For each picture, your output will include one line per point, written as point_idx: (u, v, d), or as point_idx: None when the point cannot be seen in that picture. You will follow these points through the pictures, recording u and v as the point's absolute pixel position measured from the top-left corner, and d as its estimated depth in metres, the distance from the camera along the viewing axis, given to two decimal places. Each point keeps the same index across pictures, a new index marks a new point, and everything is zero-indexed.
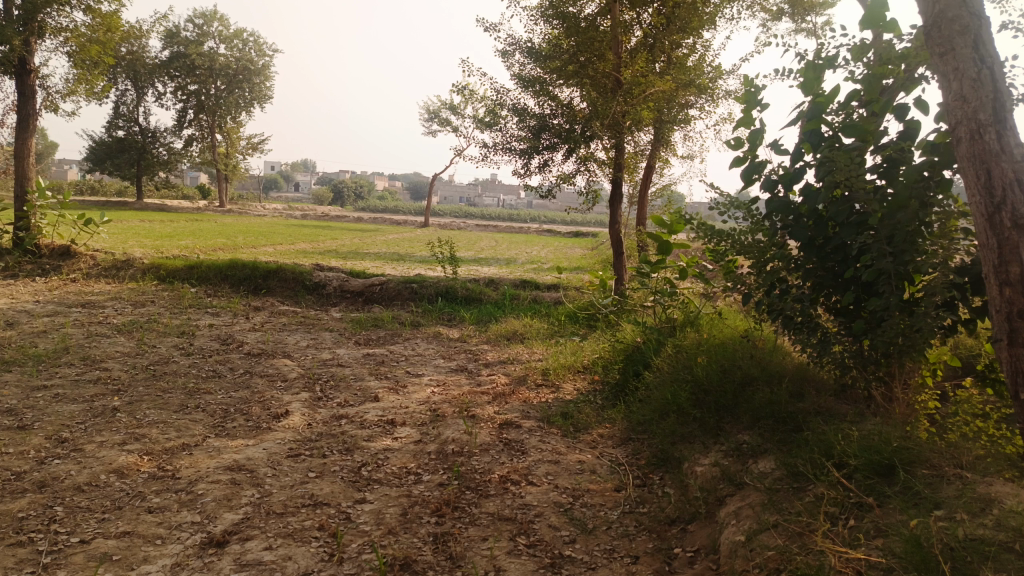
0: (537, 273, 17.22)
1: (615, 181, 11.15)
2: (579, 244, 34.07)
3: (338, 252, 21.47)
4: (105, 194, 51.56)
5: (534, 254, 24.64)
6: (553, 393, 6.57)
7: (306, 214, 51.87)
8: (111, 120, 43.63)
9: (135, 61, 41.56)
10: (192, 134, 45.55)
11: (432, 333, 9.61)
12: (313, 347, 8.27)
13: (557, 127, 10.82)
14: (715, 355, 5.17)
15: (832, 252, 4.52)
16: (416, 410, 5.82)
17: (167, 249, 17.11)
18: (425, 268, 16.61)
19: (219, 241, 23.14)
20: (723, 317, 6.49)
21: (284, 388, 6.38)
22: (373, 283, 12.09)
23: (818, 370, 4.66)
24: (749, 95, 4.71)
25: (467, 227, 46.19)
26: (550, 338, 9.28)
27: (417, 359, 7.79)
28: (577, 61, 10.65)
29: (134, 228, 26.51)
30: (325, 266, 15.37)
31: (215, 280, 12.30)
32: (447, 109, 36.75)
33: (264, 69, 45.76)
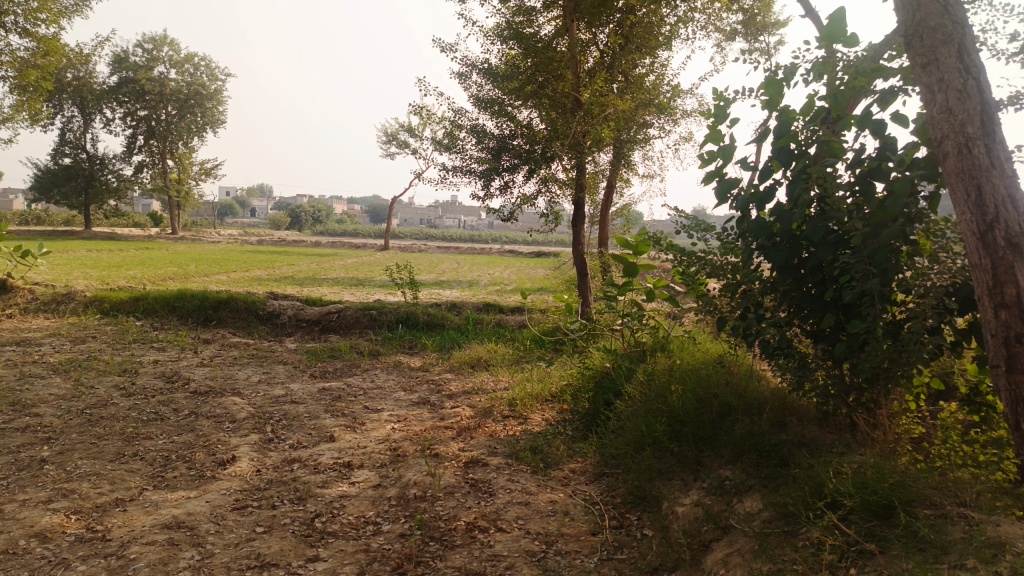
0: (499, 295, 16.94)
1: (576, 202, 10.97)
2: (541, 265, 33.98)
3: (295, 279, 20.94)
4: (51, 223, 49.89)
5: (496, 276, 24.37)
6: (520, 425, 6.26)
7: (262, 239, 50.90)
8: (56, 148, 42.32)
9: (82, 87, 40.48)
10: (142, 160, 44.43)
11: (392, 363, 9.22)
12: (265, 382, 7.82)
13: (516, 149, 10.60)
14: (689, 383, 4.94)
15: (809, 273, 4.33)
16: (375, 450, 5.45)
17: (114, 280, 16.39)
18: (385, 293, 16.20)
19: (170, 269, 22.39)
20: (693, 340, 6.28)
21: (233, 429, 5.95)
22: (330, 311, 11.66)
23: (798, 397, 4.45)
24: (717, 110, 4.53)
25: (428, 250, 45.82)
26: (515, 364, 8.98)
27: (376, 393, 7.41)
28: (535, 82, 10.48)
29: (81, 258, 25.56)
30: (280, 294, 14.86)
31: (163, 312, 11.73)
32: (404, 132, 36.48)
33: (216, 93, 44.97)
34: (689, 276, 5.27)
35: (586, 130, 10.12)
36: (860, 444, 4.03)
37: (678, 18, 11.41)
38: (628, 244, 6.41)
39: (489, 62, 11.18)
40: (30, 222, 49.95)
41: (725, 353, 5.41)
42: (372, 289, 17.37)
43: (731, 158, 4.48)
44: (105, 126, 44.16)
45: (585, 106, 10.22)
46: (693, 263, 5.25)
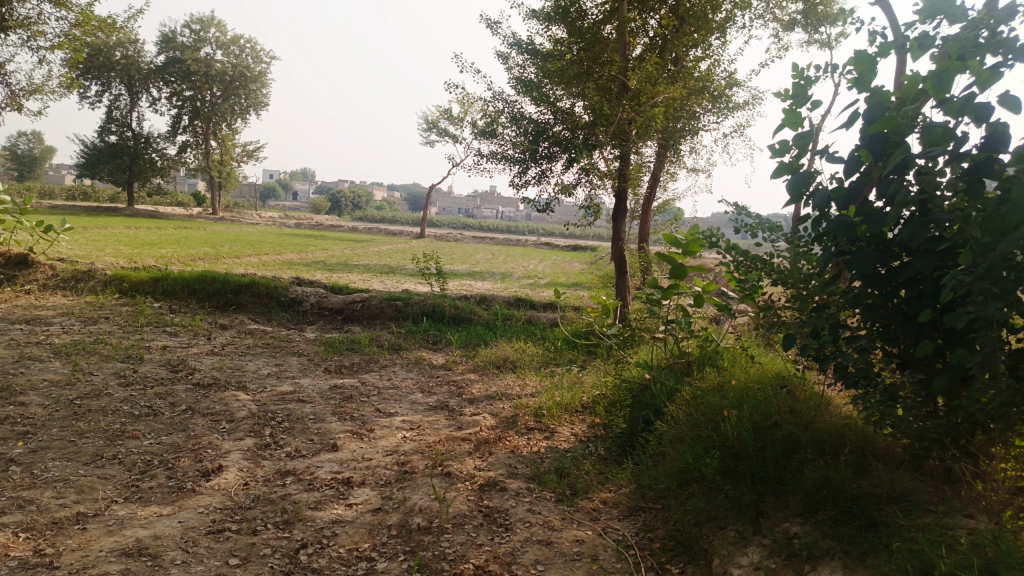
0: (534, 289, 16.25)
1: (618, 194, 10.21)
2: (578, 259, 33.17)
3: (326, 263, 20.51)
4: (96, 199, 50.58)
5: (530, 269, 23.65)
6: (545, 440, 5.58)
7: (300, 223, 50.91)
8: (103, 125, 42.77)
9: (129, 65, 40.77)
10: (185, 140, 44.66)
11: (413, 360, 8.59)
12: (274, 376, 7.26)
13: (556, 135, 9.88)
14: (746, 410, 4.21)
15: (904, 287, 3.55)
16: (381, 464, 4.82)
17: (142, 259, 16.10)
18: (415, 283, 15.60)
19: (202, 250, 22.15)
20: (746, 354, 5.53)
21: (227, 431, 5.38)
22: (354, 300, 11.10)
23: (881, 437, 3.69)
24: (798, 89, 3.76)
25: (463, 239, 45.37)
26: (544, 367, 8.28)
27: (391, 394, 6.79)
28: (579, 64, 9.72)
29: (118, 235, 25.63)
30: (307, 280, 14.39)
31: (182, 295, 11.29)
32: (444, 121, 35.90)
33: (259, 75, 44.93)
34: (750, 282, 4.53)
35: (633, 116, 9.33)
36: (964, 501, 3.27)
37: (736, 2, 10.57)
38: (678, 242, 5.67)
39: (532, 41, 10.45)
40: (76, 198, 50.72)
41: (788, 374, 4.66)
42: (402, 278, 16.82)
43: (810, 147, 3.70)
44: (150, 105, 44.51)
45: (632, 91, 9.43)
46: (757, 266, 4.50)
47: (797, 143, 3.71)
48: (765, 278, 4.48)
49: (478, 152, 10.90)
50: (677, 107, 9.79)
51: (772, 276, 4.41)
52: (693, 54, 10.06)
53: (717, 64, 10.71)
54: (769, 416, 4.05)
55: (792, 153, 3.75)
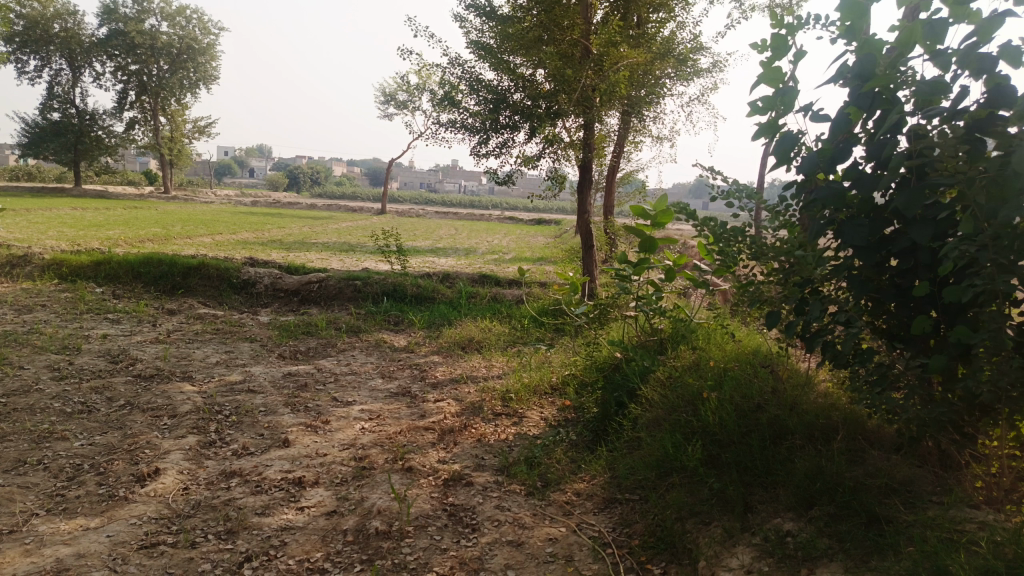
0: (498, 265, 15.90)
1: (583, 165, 9.86)
2: (542, 233, 32.85)
3: (284, 243, 19.86)
4: (42, 180, 48.58)
5: (495, 244, 23.23)
6: (514, 427, 5.27)
7: (257, 201, 49.62)
8: (44, 101, 40.89)
9: (69, 39, 38.90)
10: (133, 116, 42.97)
11: (374, 342, 8.19)
12: (224, 364, 6.81)
13: (517, 104, 9.46)
14: (729, 392, 3.94)
15: (900, 259, 3.28)
16: (336, 460, 4.46)
17: (86, 242, 15.31)
18: (375, 261, 15.13)
19: (153, 231, 21.29)
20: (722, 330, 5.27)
21: (168, 428, 4.95)
22: (310, 280, 10.61)
23: (874, 421, 3.44)
24: (778, 40, 3.40)
25: (426, 215, 44.71)
26: (510, 346, 7.97)
27: (349, 380, 6.40)
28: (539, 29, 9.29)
29: (61, 217, 24.50)
30: (261, 260, 13.82)
31: (127, 279, 10.68)
32: (402, 94, 35.05)
33: (209, 48, 43.33)
34: (729, 255, 4.24)
35: (596, 83, 8.96)
36: (966, 489, 3.04)
37: None
38: (648, 212, 5.35)
39: (490, 5, 9.97)
40: (20, 178, 48.62)
41: (769, 352, 4.39)
42: (362, 256, 16.31)
43: (793, 106, 3.38)
44: (95, 80, 42.67)
45: (595, 56, 9.05)
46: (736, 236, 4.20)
47: (777, 100, 3.38)
48: (745, 249, 4.19)
49: (437, 122, 10.43)
50: (642, 74, 9.45)
51: (752, 246, 4.12)
52: (656, 18, 9.70)
53: (681, 29, 10.37)
54: (753, 399, 3.79)
55: (772, 110, 3.42)
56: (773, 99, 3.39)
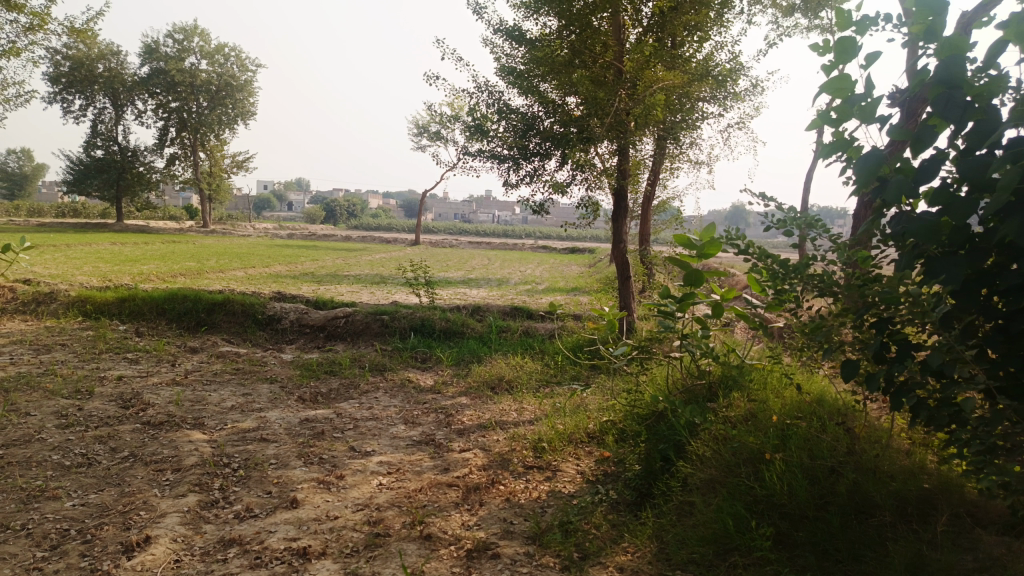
0: (532, 296, 15.42)
1: (618, 192, 9.38)
2: (577, 262, 32.33)
3: (315, 275, 19.68)
4: (87, 216, 49.71)
5: (527, 275, 22.77)
6: (546, 482, 4.76)
7: (293, 233, 50.10)
8: (89, 139, 41.95)
9: (113, 79, 39.98)
10: (173, 153, 43.84)
11: (399, 382, 7.75)
12: (238, 409, 6.41)
13: (547, 130, 9.07)
14: (797, 454, 3.39)
15: (1008, 299, 2.69)
16: (347, 525, 3.98)
17: (118, 278, 15.25)
18: (405, 294, 14.76)
19: (187, 265, 21.33)
20: (777, 375, 4.73)
21: (169, 485, 4.55)
22: (336, 315, 10.25)
23: (979, 495, 2.86)
24: (844, 43, 2.87)
25: (460, 245, 44.57)
26: (543, 387, 7.45)
27: (370, 427, 5.96)
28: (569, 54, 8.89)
29: (98, 252, 24.74)
30: (290, 294, 13.55)
31: (151, 316, 10.46)
32: (435, 126, 35.18)
33: (247, 85, 44.21)
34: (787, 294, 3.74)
35: (630, 106, 8.52)
36: None
37: None
38: (692, 242, 4.83)
39: (518, 28, 9.63)
40: (66, 215, 49.88)
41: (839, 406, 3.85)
42: (393, 289, 15.99)
43: (868, 119, 2.85)
44: (137, 118, 43.75)
45: (628, 79, 8.61)
46: (796, 271, 3.68)
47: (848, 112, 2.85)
48: (807, 284, 3.66)
49: (465, 151, 10.07)
50: (679, 97, 8.99)
51: (816, 282, 3.59)
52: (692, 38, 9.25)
53: (718, 49, 9.91)
54: (826, 462, 3.24)
55: (842, 122, 2.89)
56: (842, 112, 2.87)
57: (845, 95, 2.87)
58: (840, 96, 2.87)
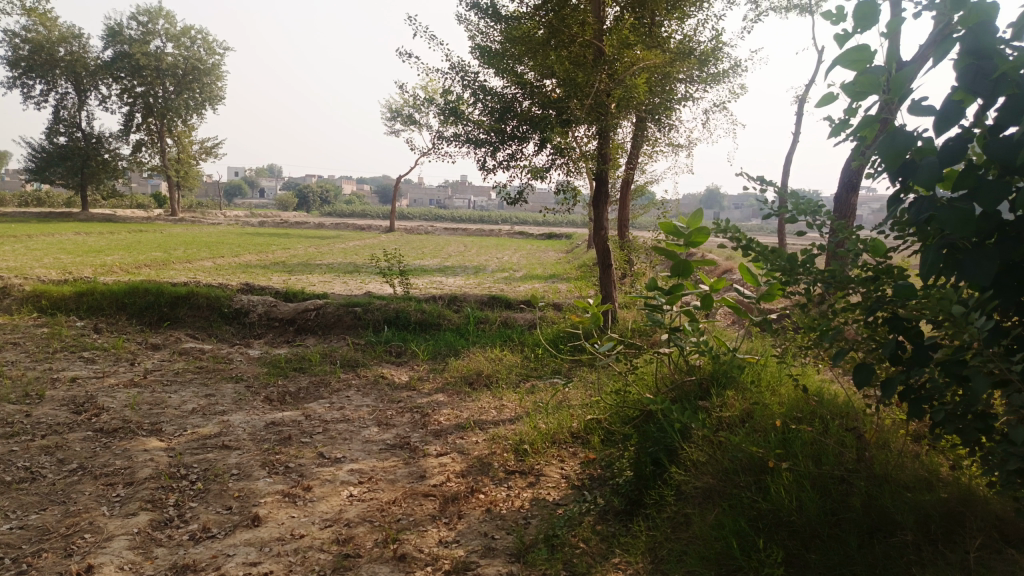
0: (509, 284, 15.08)
1: (598, 177, 9.06)
2: (553, 248, 32.01)
3: (287, 264, 19.18)
4: (50, 205, 48.27)
5: (505, 261, 22.43)
6: (530, 488, 4.46)
7: (265, 221, 49.17)
8: (50, 126, 40.65)
9: (75, 63, 38.70)
10: (139, 139, 42.67)
11: (372, 379, 7.39)
12: (200, 412, 6.02)
13: (525, 113, 8.70)
14: (803, 463, 3.13)
15: None
16: (314, 545, 3.65)
17: (78, 270, 14.62)
18: (379, 284, 14.35)
19: (154, 255, 20.67)
20: (767, 375, 4.53)
21: (119, 502, 4.17)
22: (307, 308, 9.83)
23: (1005, 511, 2.61)
24: (863, 9, 2.58)
25: (435, 231, 44.06)
26: (523, 382, 7.14)
27: (340, 430, 5.61)
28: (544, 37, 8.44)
29: (62, 242, 23.90)
30: (259, 285, 13.07)
31: (110, 311, 9.97)
32: (408, 111, 34.53)
33: (214, 69, 43.14)
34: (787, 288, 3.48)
35: (611, 87, 8.19)
36: None
37: None
38: (679, 230, 4.52)
39: (493, 5, 9.23)
40: (29, 204, 48.47)
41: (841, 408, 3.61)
42: (367, 278, 15.56)
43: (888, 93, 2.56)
44: (101, 103, 42.45)
45: (608, 59, 8.27)
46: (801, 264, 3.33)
47: (866, 85, 2.58)
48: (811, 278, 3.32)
49: (440, 135, 9.69)
50: (660, 79, 8.67)
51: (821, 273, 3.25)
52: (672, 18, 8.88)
53: (699, 28, 9.60)
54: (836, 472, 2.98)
55: (859, 96, 2.62)
56: (858, 86, 2.60)
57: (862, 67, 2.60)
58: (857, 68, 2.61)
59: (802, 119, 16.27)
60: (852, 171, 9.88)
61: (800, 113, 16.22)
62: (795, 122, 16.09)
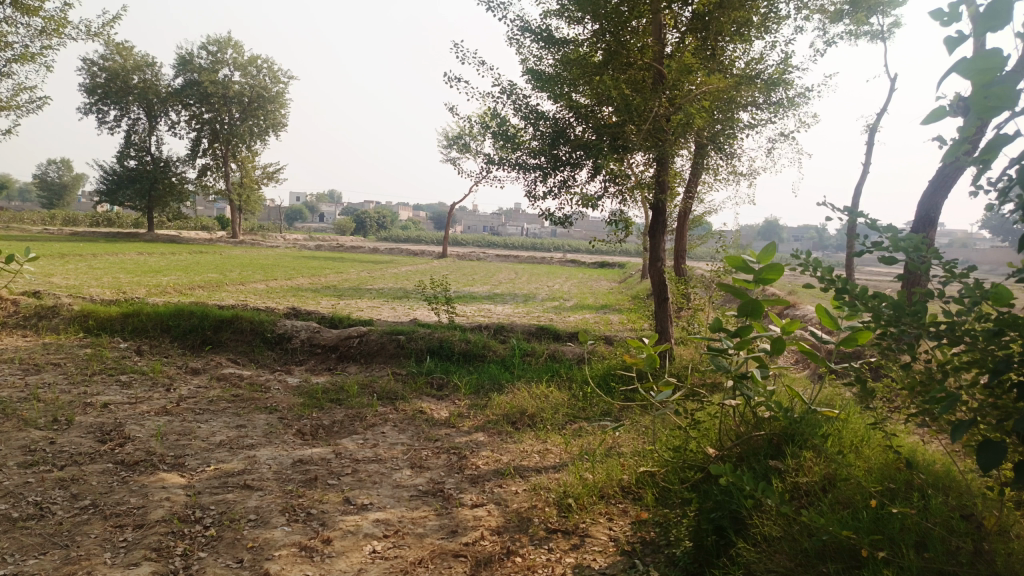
0: (559, 314, 14.63)
1: (656, 207, 8.57)
2: (607, 276, 31.50)
3: (338, 288, 19.14)
4: (119, 226, 50.05)
5: (556, 290, 22.00)
6: (574, 551, 3.96)
7: (321, 245, 49.96)
8: (122, 150, 42.20)
9: (148, 90, 40.22)
10: (204, 164, 43.96)
11: (410, 414, 6.98)
12: (226, 446, 5.71)
13: (578, 138, 8.29)
14: (905, 555, 2.62)
15: None
16: None
17: (132, 290, 14.76)
18: (427, 311, 14.06)
19: (209, 276, 20.89)
20: (846, 435, 3.99)
21: (124, 549, 3.83)
22: (349, 335, 9.54)
23: None
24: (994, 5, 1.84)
25: (486, 258, 44.04)
26: (570, 423, 6.64)
27: (371, 471, 5.21)
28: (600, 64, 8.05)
29: (122, 262, 24.43)
30: (306, 309, 12.91)
31: (155, 333, 9.88)
32: (464, 139, 34.72)
33: (278, 97, 44.30)
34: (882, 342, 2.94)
35: (670, 113, 7.72)
36: None
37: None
38: (749, 264, 4.03)
39: (548, 27, 8.89)
40: (100, 224, 50.31)
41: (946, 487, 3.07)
42: (415, 304, 15.32)
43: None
44: (170, 129, 43.96)
45: (669, 83, 7.79)
46: (911, 311, 2.63)
47: (986, 104, 1.90)
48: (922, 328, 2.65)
49: (490, 160, 9.36)
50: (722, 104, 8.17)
51: (932, 323, 2.60)
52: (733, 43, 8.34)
53: (766, 51, 9.07)
54: None
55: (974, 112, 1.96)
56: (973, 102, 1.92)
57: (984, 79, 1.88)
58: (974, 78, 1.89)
59: (872, 149, 15.46)
60: (928, 205, 9.20)
61: (870, 143, 15.41)
62: (866, 153, 15.31)
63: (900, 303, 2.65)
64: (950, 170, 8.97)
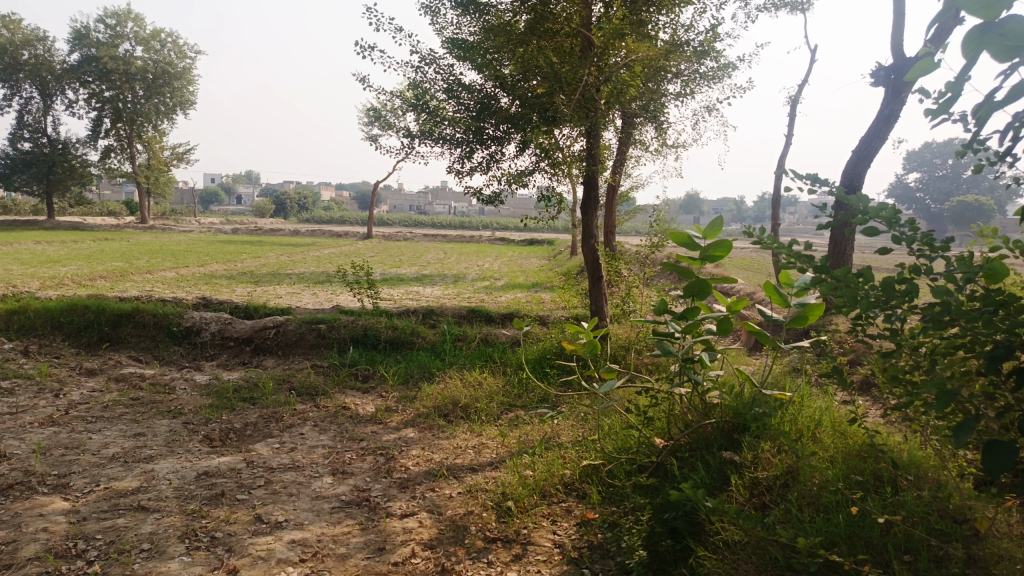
0: (490, 294, 14.22)
1: (588, 180, 8.23)
2: (536, 253, 31.40)
3: (256, 274, 18.17)
4: (17, 213, 46.71)
5: (486, 269, 21.58)
6: (516, 563, 3.56)
7: (239, 228, 47.91)
8: (14, 131, 39.15)
9: (40, 66, 37.32)
10: (107, 145, 41.27)
11: (332, 411, 6.44)
12: (120, 459, 5.05)
13: (504, 111, 7.81)
14: None
15: None
16: None
17: (23, 283, 13.50)
18: (351, 295, 13.39)
19: (115, 265, 19.53)
20: (803, 420, 3.73)
21: None
22: (265, 326, 8.86)
23: None
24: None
25: (412, 238, 43.17)
26: (505, 414, 6.25)
27: (287, 481, 4.69)
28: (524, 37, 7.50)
29: (17, 252, 22.60)
30: (219, 298, 12.06)
31: (45, 331, 8.95)
32: (386, 115, 33.66)
33: (186, 73, 41.91)
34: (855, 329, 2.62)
35: (600, 82, 7.34)
36: None
37: None
38: (694, 240, 3.67)
39: None
40: None
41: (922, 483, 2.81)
42: (339, 289, 14.63)
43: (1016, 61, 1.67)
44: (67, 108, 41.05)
45: (596, 51, 7.40)
46: (902, 292, 2.33)
47: (995, 46, 1.67)
48: (914, 309, 2.37)
49: (411, 136, 8.80)
50: (649, 72, 7.87)
51: (924, 305, 2.31)
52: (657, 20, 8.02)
53: (694, 19, 8.78)
54: None
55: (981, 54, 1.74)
56: (972, 50, 1.70)
57: (993, 15, 1.65)
58: (980, 18, 1.66)
59: (794, 121, 15.56)
60: (852, 173, 9.17)
61: (792, 115, 15.52)
62: (788, 124, 15.42)
63: (890, 282, 2.34)
64: (873, 137, 8.95)
